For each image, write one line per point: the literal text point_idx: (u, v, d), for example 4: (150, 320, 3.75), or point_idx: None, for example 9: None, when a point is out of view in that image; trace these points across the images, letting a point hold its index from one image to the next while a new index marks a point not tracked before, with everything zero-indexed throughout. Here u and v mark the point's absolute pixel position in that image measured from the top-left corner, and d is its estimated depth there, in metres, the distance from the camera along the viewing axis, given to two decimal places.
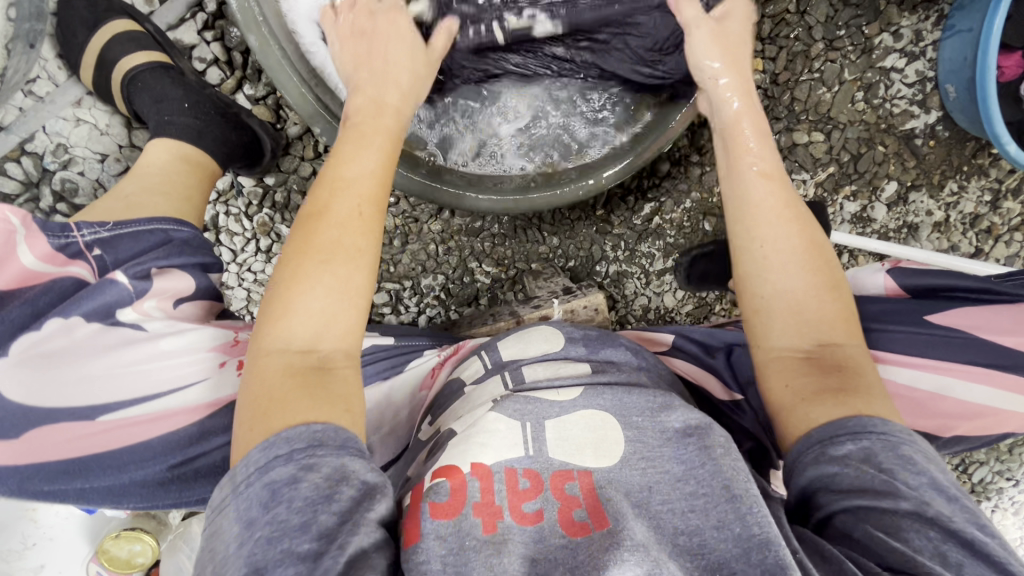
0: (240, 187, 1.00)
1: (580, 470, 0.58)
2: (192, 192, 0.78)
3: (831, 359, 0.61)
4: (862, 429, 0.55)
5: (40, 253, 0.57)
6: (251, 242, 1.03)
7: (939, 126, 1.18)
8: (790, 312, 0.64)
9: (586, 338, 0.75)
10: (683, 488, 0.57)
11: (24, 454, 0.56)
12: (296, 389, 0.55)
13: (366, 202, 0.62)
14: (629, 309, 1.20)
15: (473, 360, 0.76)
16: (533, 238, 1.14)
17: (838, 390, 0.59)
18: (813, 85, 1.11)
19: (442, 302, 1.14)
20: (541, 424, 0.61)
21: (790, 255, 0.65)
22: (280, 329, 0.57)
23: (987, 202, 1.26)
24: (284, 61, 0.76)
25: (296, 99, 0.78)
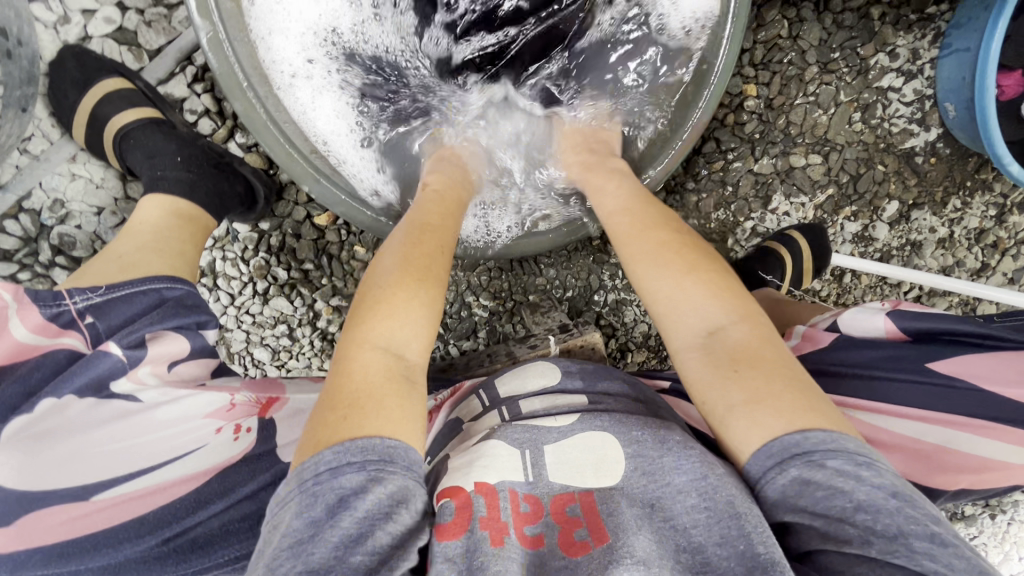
0: (236, 233, 1.01)
1: (579, 492, 0.59)
2: (186, 246, 0.78)
3: (739, 358, 0.60)
4: (783, 454, 0.53)
5: (32, 324, 0.57)
6: (248, 285, 1.04)
7: (940, 143, 1.16)
8: (676, 322, 0.65)
9: (583, 371, 0.74)
10: (686, 500, 0.56)
11: (19, 540, 0.53)
12: (385, 395, 0.55)
13: (444, 241, 0.70)
14: (630, 336, 1.20)
15: (471, 399, 0.77)
16: (530, 270, 1.14)
17: (752, 392, 0.58)
18: (809, 109, 1.10)
19: (441, 337, 1.13)
20: (539, 449, 0.62)
21: (660, 263, 0.68)
22: (377, 329, 0.59)
23: (992, 216, 1.24)
24: (268, 120, 0.78)
25: (281, 157, 0.81)
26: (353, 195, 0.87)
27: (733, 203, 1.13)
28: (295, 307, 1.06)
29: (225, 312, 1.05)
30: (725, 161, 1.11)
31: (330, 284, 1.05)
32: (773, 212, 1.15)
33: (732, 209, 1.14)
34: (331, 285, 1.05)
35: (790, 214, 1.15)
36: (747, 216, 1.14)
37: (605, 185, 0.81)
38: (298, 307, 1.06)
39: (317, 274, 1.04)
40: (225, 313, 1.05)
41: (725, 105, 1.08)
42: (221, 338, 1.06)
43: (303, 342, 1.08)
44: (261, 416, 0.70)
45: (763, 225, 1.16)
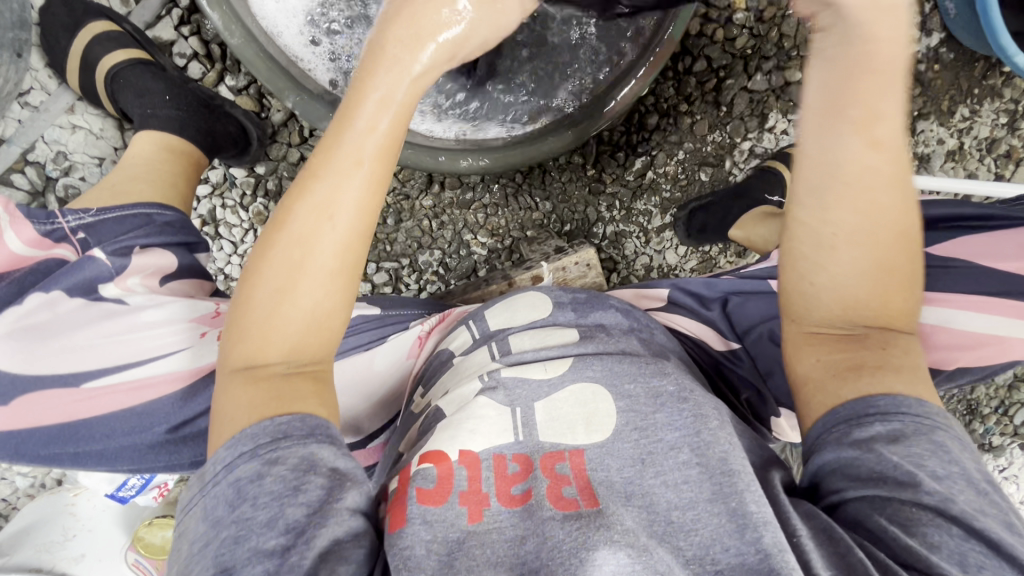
0: (233, 178, 1.03)
1: (571, 450, 0.56)
2: (177, 179, 0.80)
3: (879, 328, 0.56)
4: (891, 410, 0.51)
5: (26, 239, 0.60)
6: (248, 232, 1.06)
7: (943, 48, 1.12)
8: (828, 284, 0.56)
9: (574, 302, 0.72)
10: (678, 455, 0.54)
11: (17, 418, 0.59)
12: (297, 386, 0.51)
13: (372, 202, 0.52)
14: (631, 269, 1.19)
15: (461, 330, 0.76)
16: (526, 204, 1.13)
17: (885, 364, 0.53)
18: (802, 18, 1.07)
19: (442, 278, 1.14)
20: (531, 407, 0.59)
21: (849, 223, 0.53)
22: (272, 331, 0.51)
23: (1004, 124, 1.19)
24: (249, 35, 0.73)
25: (263, 76, 0.76)
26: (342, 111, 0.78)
27: (730, 123, 1.11)
28: None
29: (229, 261, 1.07)
30: (717, 79, 1.09)
31: None
32: (770, 130, 1.12)
33: (728, 129, 1.12)
34: None
35: (789, 131, 1.13)
36: (744, 136, 1.12)
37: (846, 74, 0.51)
38: None
39: None
40: (228, 262, 1.07)
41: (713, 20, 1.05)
42: (227, 287, 1.08)
43: None
44: None
45: (761, 144, 1.13)
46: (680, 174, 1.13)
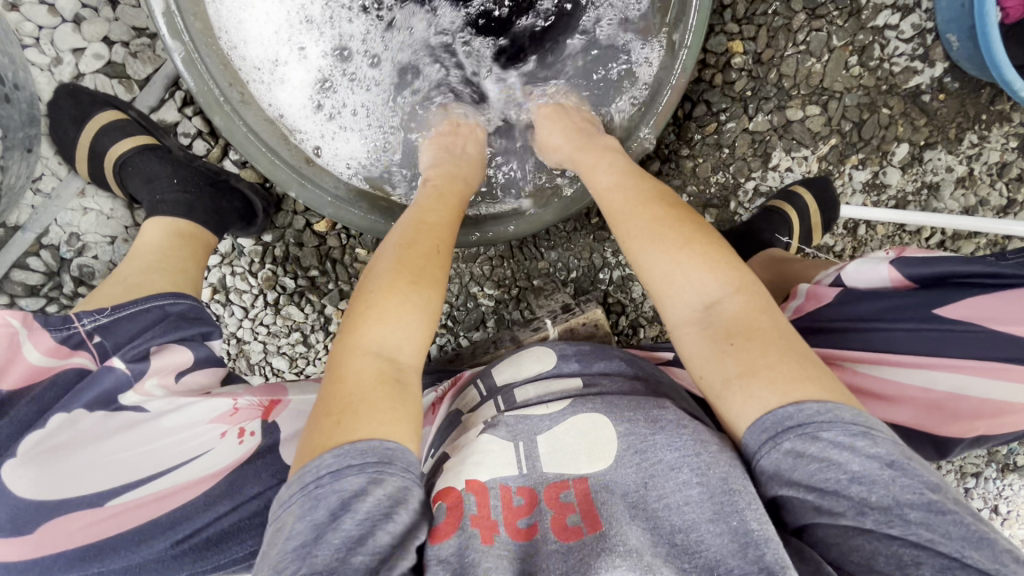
0: (241, 247, 1.04)
1: (574, 479, 0.59)
2: (187, 264, 0.81)
3: (740, 324, 0.61)
4: (778, 429, 0.54)
5: (44, 348, 0.63)
6: (258, 297, 1.07)
7: (948, 77, 1.10)
8: (674, 291, 0.65)
9: (579, 353, 0.76)
10: (679, 475, 0.56)
11: (37, 547, 0.58)
12: (377, 398, 0.57)
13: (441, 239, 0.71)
14: (640, 312, 1.19)
15: (469, 389, 0.79)
16: (531, 255, 1.14)
17: (751, 360, 0.59)
18: (801, 58, 1.06)
19: (451, 330, 1.15)
20: (533, 440, 0.63)
21: (654, 237, 0.68)
22: (371, 334, 0.61)
23: (1014, 148, 1.17)
24: (249, 132, 0.79)
25: (266, 167, 0.82)
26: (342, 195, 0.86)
27: (733, 164, 1.10)
28: (306, 314, 1.09)
29: (241, 325, 1.09)
30: (717, 123, 1.08)
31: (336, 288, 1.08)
32: (774, 169, 1.11)
33: (732, 170, 1.10)
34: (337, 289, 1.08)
35: (793, 169, 1.12)
36: (747, 176, 1.11)
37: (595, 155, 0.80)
38: (310, 314, 1.09)
39: (322, 280, 1.07)
40: (240, 326, 1.09)
41: (710, 65, 1.05)
42: (240, 350, 1.10)
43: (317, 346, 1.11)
44: (266, 418, 0.70)
45: (766, 183, 1.12)
46: None
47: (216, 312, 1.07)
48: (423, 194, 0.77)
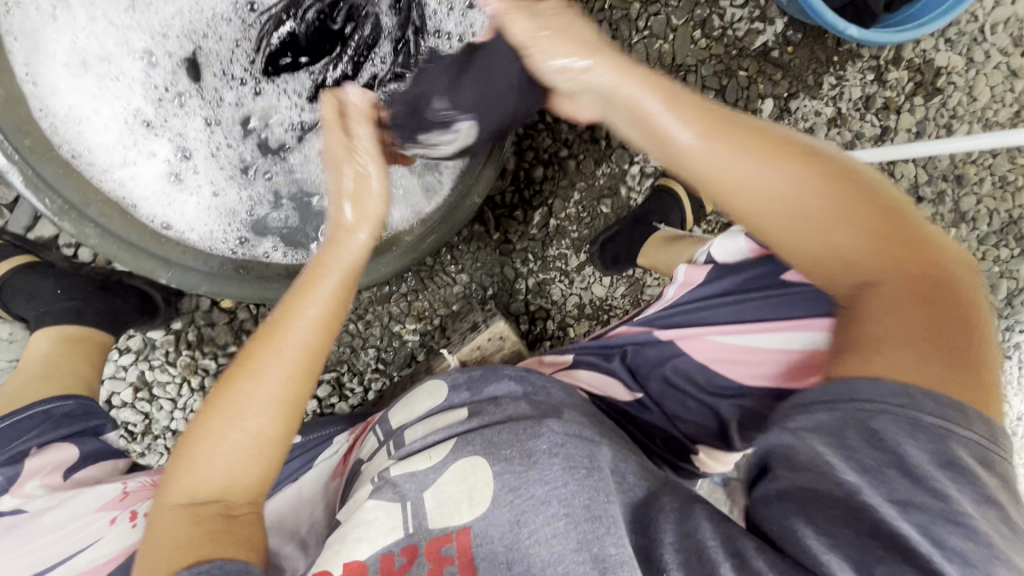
0: (152, 341, 1.05)
1: (457, 530, 0.58)
2: (78, 364, 0.85)
3: (921, 290, 0.47)
4: (824, 399, 0.46)
5: None
6: (183, 386, 1.07)
7: (790, 31, 1.17)
8: (852, 271, 0.51)
9: (468, 381, 0.74)
10: (548, 509, 0.56)
11: None
12: (201, 537, 0.55)
13: (303, 376, 0.61)
14: (564, 312, 1.22)
15: (370, 438, 0.80)
16: (443, 282, 1.15)
17: (955, 341, 0.45)
18: (648, 43, 1.11)
19: (384, 373, 1.16)
20: (420, 497, 0.61)
21: (786, 178, 0.53)
22: (201, 459, 0.59)
23: (873, 80, 1.24)
24: (108, 235, 0.72)
25: (132, 264, 0.74)
26: (218, 271, 0.79)
27: (613, 154, 1.15)
28: None
29: (172, 417, 1.07)
30: (587, 119, 1.12)
31: None
32: None
33: (614, 159, 1.15)
34: None
35: None
36: (630, 161, 1.16)
37: (668, 105, 0.57)
38: None
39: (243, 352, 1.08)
40: (171, 419, 1.08)
41: None
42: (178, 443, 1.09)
43: None
44: None
45: (649, 164, 1.17)
46: (582, 213, 1.16)
47: (143, 409, 1.06)
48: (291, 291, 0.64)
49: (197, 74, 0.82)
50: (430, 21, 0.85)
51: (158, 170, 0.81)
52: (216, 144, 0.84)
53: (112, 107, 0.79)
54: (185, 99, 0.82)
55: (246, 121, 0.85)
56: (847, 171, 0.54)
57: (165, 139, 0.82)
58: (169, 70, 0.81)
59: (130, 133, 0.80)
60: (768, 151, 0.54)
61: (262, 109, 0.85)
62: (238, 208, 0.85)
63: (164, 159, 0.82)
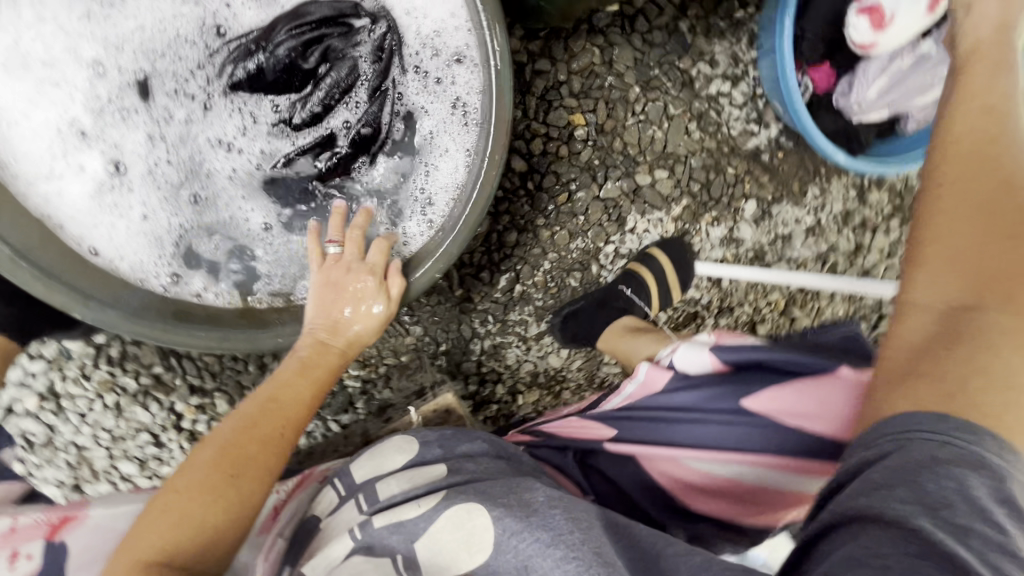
0: (69, 351, 0.98)
1: (459, 575, 0.61)
2: None
3: (994, 227, 0.53)
4: (895, 432, 0.48)
5: None
6: (95, 401, 1.00)
7: (783, 137, 1.17)
8: (945, 286, 0.53)
9: (441, 438, 0.79)
10: (555, 553, 0.58)
11: None
12: None
13: (285, 432, 0.71)
14: (517, 378, 1.19)
15: (330, 487, 0.81)
16: (396, 331, 1.11)
17: (921, 370, 0.50)
18: (643, 127, 1.08)
19: (318, 415, 1.10)
20: (410, 548, 0.64)
21: (980, 195, 0.55)
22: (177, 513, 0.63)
23: (855, 197, 1.25)
24: (13, 256, 0.65)
25: (38, 290, 0.67)
26: (135, 309, 0.73)
27: (590, 230, 1.12)
28: (153, 415, 1.03)
29: (79, 432, 1.01)
30: (568, 193, 1.09)
31: (184, 383, 1.03)
32: (631, 232, 1.14)
33: (590, 236, 1.12)
34: (186, 383, 1.03)
35: (650, 230, 1.15)
36: (606, 241, 1.13)
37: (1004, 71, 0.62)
38: (158, 414, 1.03)
39: (169, 375, 1.02)
40: (78, 433, 1.01)
41: (555, 138, 1.06)
42: (82, 459, 1.03)
43: (170, 447, 1.05)
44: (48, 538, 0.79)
45: (625, 246, 1.14)
46: (549, 283, 1.14)
47: (49, 419, 0.99)
48: (288, 364, 0.75)
49: (147, 90, 0.77)
50: (407, 72, 0.82)
51: (87, 184, 0.76)
52: (155, 162, 0.78)
53: (46, 112, 0.74)
54: (129, 114, 0.77)
55: (194, 140, 0.80)
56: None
57: (99, 151, 0.76)
58: (112, 80, 0.76)
59: (61, 141, 0.74)
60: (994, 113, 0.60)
61: (213, 134, 0.80)
62: (172, 235, 0.80)
63: (97, 174, 0.76)
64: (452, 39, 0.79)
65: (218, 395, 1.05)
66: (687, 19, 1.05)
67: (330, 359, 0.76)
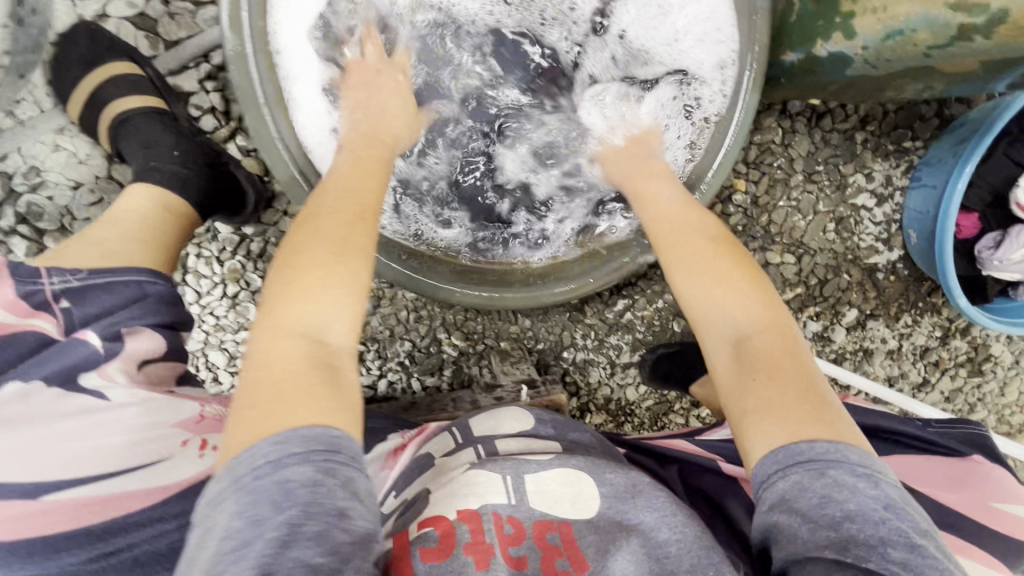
0: (216, 232, 0.99)
1: (561, 521, 0.67)
2: (168, 241, 0.78)
3: (767, 303, 0.69)
4: (791, 461, 0.57)
5: (4, 299, 0.61)
6: (218, 286, 1.01)
7: (900, 263, 1.25)
8: (727, 321, 0.69)
9: (554, 420, 0.88)
10: (659, 532, 0.67)
11: None
12: (310, 381, 0.57)
13: (368, 207, 0.70)
14: (591, 398, 1.22)
15: (443, 435, 0.85)
16: (505, 317, 1.14)
17: (756, 393, 0.62)
18: (790, 212, 1.16)
19: (405, 369, 1.12)
20: (520, 476, 0.70)
21: (715, 288, 0.71)
22: (292, 315, 0.61)
23: (937, 337, 1.33)
24: (275, 146, 0.82)
25: (286, 182, 0.84)
26: None
27: None
28: None
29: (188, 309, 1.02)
30: None
31: None
32: None
33: None
34: None
35: None
36: None
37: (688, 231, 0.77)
38: None
39: None
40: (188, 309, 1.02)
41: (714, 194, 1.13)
42: None
43: None
44: None
45: None
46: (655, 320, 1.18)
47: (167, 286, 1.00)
48: (341, 159, 0.76)
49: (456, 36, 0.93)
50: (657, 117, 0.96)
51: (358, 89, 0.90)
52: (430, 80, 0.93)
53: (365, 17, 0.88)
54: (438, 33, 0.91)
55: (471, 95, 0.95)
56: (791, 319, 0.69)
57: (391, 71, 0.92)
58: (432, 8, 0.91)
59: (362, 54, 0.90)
60: (685, 204, 0.81)
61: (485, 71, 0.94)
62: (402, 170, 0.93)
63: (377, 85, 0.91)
64: (705, 50, 0.93)
65: None
66: (863, 132, 1.14)
67: (382, 148, 0.79)
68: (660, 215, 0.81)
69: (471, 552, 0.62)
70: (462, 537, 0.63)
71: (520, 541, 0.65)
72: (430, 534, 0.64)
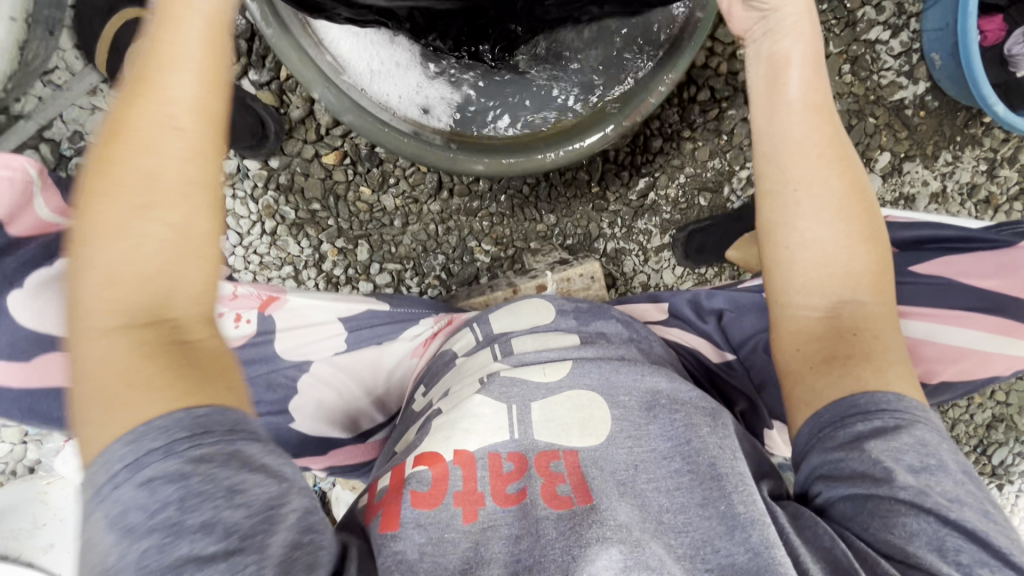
0: (246, 170, 1.05)
1: (566, 450, 0.57)
2: None
3: (865, 233, 0.59)
4: (870, 408, 0.54)
5: (53, 206, 0.72)
6: (256, 224, 1.07)
7: (929, 96, 1.19)
8: (822, 260, 0.58)
9: (577, 310, 0.76)
10: (670, 464, 0.56)
11: (38, 376, 0.70)
12: (150, 375, 0.41)
13: (209, 122, 0.45)
14: (629, 286, 1.22)
15: (464, 332, 0.79)
16: (530, 216, 1.16)
17: (839, 354, 0.57)
18: None
19: (443, 282, 1.16)
20: (527, 406, 0.60)
21: (823, 203, 0.58)
22: (94, 290, 0.42)
23: (983, 171, 1.26)
24: (278, 24, 0.73)
25: (292, 64, 0.75)
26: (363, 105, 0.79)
27: (729, 151, 1.17)
28: (301, 248, 1.10)
29: (233, 252, 1.08)
30: (720, 110, 1.15)
31: (335, 224, 1.10)
32: None
33: (728, 157, 1.17)
34: (336, 225, 1.10)
35: None
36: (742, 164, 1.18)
37: (813, 118, 0.58)
38: (305, 248, 1.10)
39: (323, 214, 1.09)
40: (233, 253, 1.08)
41: (718, 54, 1.13)
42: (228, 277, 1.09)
43: (308, 284, 1.11)
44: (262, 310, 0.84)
45: None
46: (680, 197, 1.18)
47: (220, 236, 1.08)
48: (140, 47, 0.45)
49: None
50: None
51: None
52: None
53: None
54: None
55: None
56: (878, 221, 0.61)
57: None
58: None
59: None
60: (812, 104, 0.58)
61: None
62: (405, 44, 0.83)
63: None
64: None
65: (360, 244, 1.12)
66: None
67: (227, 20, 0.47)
68: (776, 118, 0.58)
69: (460, 501, 0.54)
70: (454, 483, 0.55)
71: (519, 477, 0.56)
72: (423, 475, 0.55)
